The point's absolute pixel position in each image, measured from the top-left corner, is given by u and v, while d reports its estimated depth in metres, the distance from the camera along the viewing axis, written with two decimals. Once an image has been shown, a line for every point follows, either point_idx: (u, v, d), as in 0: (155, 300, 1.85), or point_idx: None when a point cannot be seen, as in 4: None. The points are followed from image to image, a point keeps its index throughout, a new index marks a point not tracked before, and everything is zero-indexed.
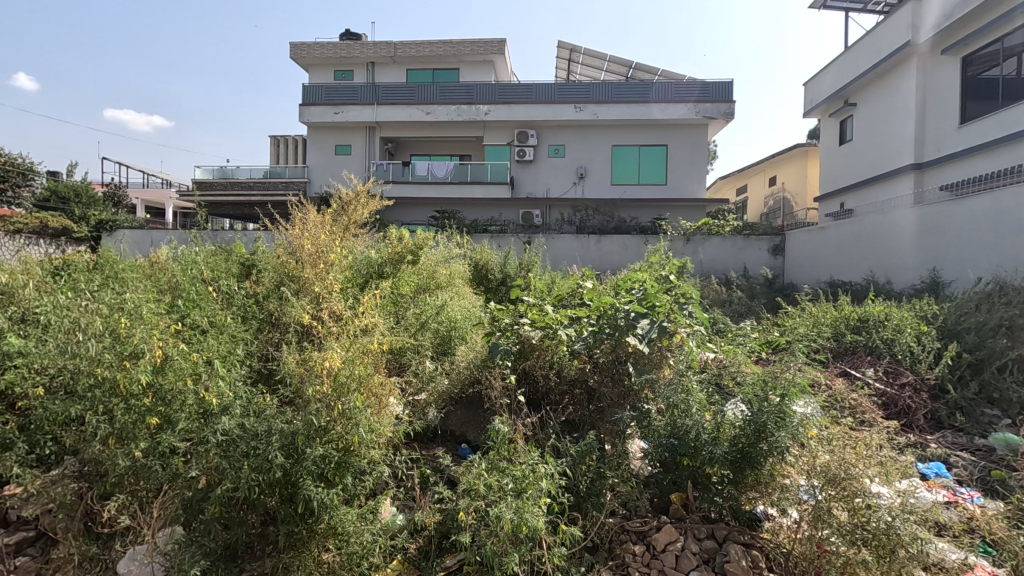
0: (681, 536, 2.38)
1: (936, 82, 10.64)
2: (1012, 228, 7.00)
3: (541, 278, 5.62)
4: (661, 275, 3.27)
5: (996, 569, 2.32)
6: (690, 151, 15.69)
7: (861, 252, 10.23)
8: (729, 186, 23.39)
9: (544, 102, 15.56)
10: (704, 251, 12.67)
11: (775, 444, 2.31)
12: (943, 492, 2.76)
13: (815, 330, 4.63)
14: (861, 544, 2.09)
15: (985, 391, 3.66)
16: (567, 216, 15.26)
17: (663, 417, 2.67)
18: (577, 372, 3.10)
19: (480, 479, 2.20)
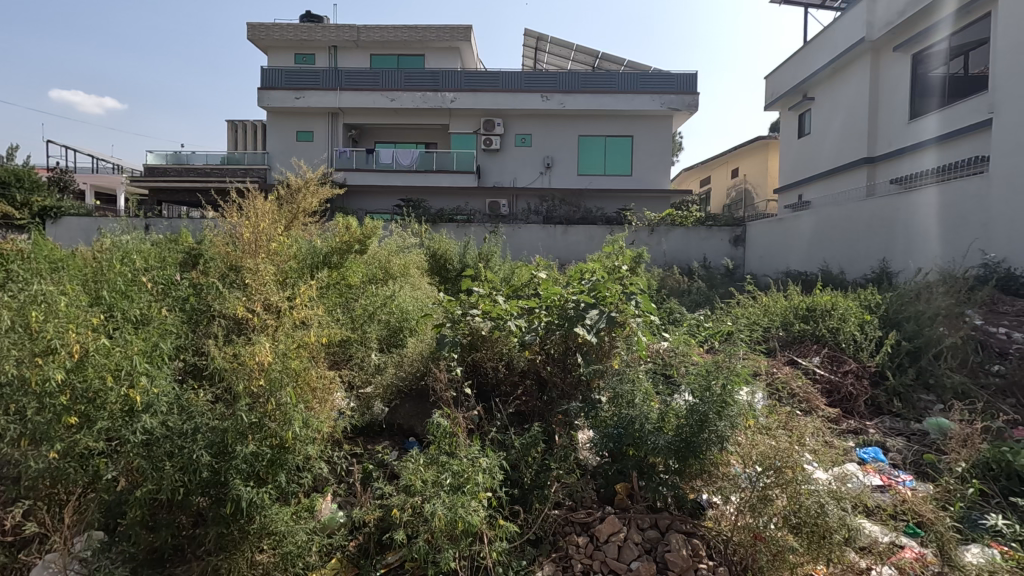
0: (623, 526, 2.37)
1: (889, 78, 10.99)
2: (954, 221, 7.47)
3: (500, 268, 5.56)
4: (613, 265, 3.25)
5: (924, 549, 2.41)
6: (655, 143, 15.81)
7: (816, 244, 10.53)
8: (694, 177, 23.73)
9: (510, 91, 15.42)
10: (666, 242, 12.83)
11: (717, 433, 2.33)
12: (878, 476, 2.87)
13: (766, 319, 4.71)
14: (794, 531, 2.12)
15: (922, 377, 3.80)
16: (534, 207, 15.25)
17: (610, 408, 2.68)
18: (526, 363, 3.07)
19: (418, 474, 2.15)
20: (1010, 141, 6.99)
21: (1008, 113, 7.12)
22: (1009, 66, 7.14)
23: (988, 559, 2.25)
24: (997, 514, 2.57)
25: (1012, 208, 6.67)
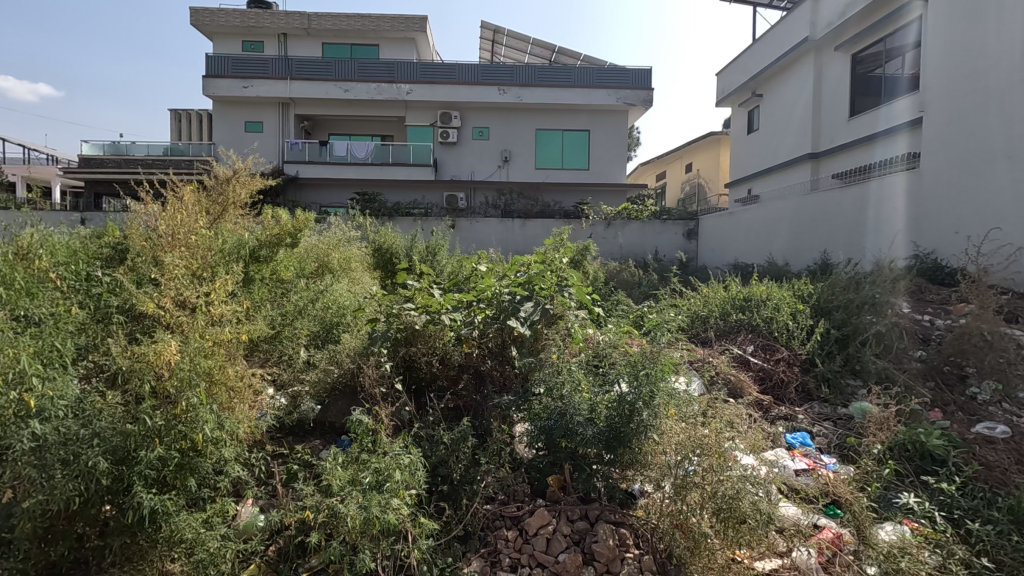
0: (553, 518, 2.36)
1: (830, 77, 11.42)
2: (887, 216, 7.90)
3: (446, 263, 5.48)
4: (549, 257, 3.25)
5: (841, 529, 2.51)
6: (611, 138, 15.99)
7: (762, 236, 10.91)
8: (649, 172, 24.15)
9: (467, 83, 15.24)
10: (622, 235, 12.95)
11: (641, 423, 2.34)
12: (805, 460, 2.98)
13: (704, 310, 4.80)
14: (715, 517, 2.13)
15: (850, 363, 3.97)
16: (492, 200, 15.17)
17: (542, 401, 2.66)
18: (463, 358, 3.00)
19: (337, 475, 2.08)
20: (936, 139, 7.37)
21: (935, 111, 7.48)
22: (938, 66, 7.47)
23: (898, 536, 2.36)
24: (910, 492, 2.70)
25: (940, 204, 7.08)
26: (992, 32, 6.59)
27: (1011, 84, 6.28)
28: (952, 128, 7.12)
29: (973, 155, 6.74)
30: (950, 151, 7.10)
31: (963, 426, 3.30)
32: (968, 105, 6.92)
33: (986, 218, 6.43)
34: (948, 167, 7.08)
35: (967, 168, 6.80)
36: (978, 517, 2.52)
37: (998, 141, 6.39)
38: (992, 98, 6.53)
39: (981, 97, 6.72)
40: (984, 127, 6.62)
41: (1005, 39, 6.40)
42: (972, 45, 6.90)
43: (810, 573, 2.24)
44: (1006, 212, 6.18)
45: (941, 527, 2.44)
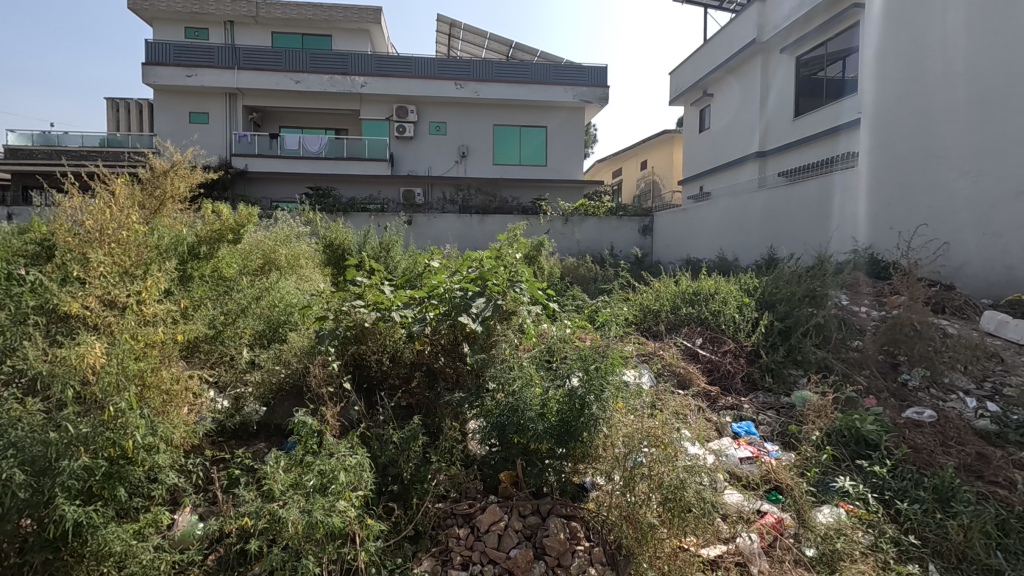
0: (504, 515, 2.35)
1: (777, 78, 11.83)
2: (828, 213, 8.26)
3: (400, 260, 5.39)
4: (500, 254, 3.24)
5: (783, 513, 2.61)
6: (567, 135, 16.12)
7: (713, 232, 11.23)
8: (605, 169, 24.50)
9: (423, 77, 15.01)
10: (580, 231, 13.07)
11: (592, 417, 2.35)
12: (749, 448, 3.08)
13: (656, 304, 4.88)
14: (663, 509, 2.17)
15: (791, 354, 4.14)
16: (449, 195, 15.04)
17: (495, 398, 2.63)
18: (414, 356, 2.94)
19: (280, 478, 2.01)
20: (871, 136, 7.60)
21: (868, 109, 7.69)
22: (870, 63, 7.66)
23: (835, 518, 2.49)
24: (846, 476, 2.83)
25: (880, 201, 7.35)
26: (926, 32, 6.79)
27: (948, 85, 6.55)
28: (885, 125, 7.35)
29: (908, 153, 7.00)
30: (885, 147, 7.34)
31: (894, 411, 3.49)
32: (900, 103, 7.14)
33: (924, 214, 6.74)
34: (884, 164, 7.35)
35: (902, 165, 7.06)
36: (907, 497, 2.67)
37: (934, 140, 6.68)
38: (927, 98, 6.78)
39: (915, 95, 6.95)
40: (919, 126, 6.88)
41: (940, 40, 6.62)
42: (904, 44, 7.08)
43: (752, 557, 2.31)
44: (944, 209, 6.51)
45: (873, 508, 2.58)
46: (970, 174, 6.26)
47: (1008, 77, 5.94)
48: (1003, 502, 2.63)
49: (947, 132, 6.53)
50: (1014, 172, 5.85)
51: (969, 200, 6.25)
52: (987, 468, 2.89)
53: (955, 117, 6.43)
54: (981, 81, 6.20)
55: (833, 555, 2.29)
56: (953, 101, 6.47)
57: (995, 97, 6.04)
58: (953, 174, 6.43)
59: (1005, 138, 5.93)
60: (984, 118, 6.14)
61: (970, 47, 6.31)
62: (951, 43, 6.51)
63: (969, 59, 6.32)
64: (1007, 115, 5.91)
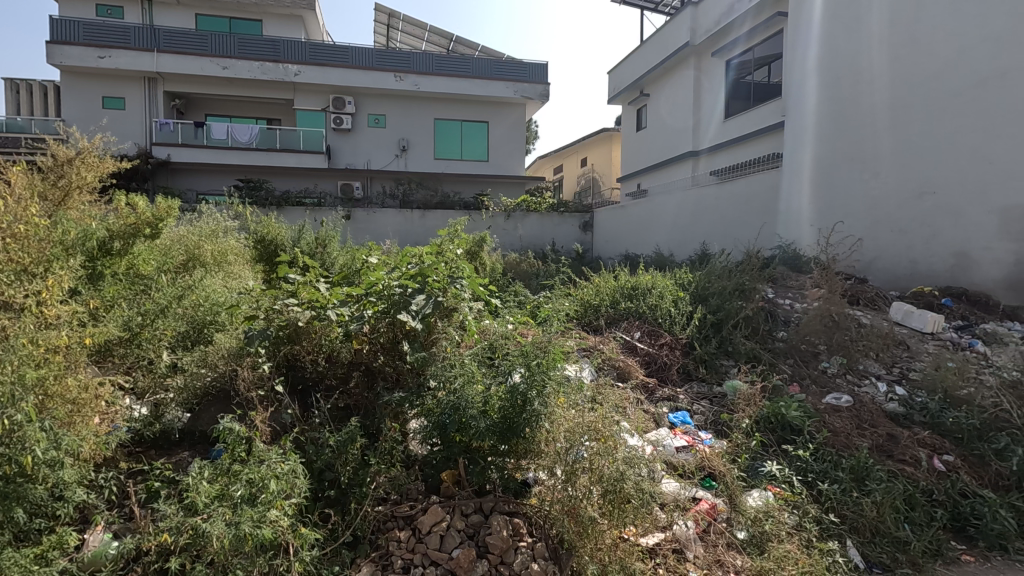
0: (446, 514, 2.32)
1: (708, 80, 12.31)
2: (755, 211, 8.70)
3: (339, 257, 5.22)
4: (441, 250, 3.18)
5: (717, 499, 2.72)
6: (508, 131, 16.15)
7: (650, 228, 11.56)
8: (546, 166, 24.73)
9: (361, 68, 14.55)
10: (522, 227, 13.06)
11: (533, 412, 2.34)
12: (684, 437, 3.19)
13: (596, 299, 4.96)
14: (603, 501, 2.19)
15: (724, 345, 4.33)
16: (390, 189, 14.70)
17: (436, 396, 2.58)
18: (352, 355, 2.82)
19: (204, 489, 1.89)
20: (796, 137, 8.10)
21: (798, 109, 8.10)
22: (802, 66, 8.07)
23: (763, 501, 2.62)
24: (773, 460, 2.99)
25: (807, 197, 7.76)
26: (852, 38, 7.22)
27: (871, 89, 6.99)
28: (813, 126, 7.76)
29: (834, 152, 7.41)
30: (812, 146, 7.75)
31: (816, 397, 3.72)
32: (827, 104, 7.56)
33: (847, 211, 7.18)
34: (811, 162, 7.75)
35: (829, 163, 7.47)
36: (827, 478, 2.85)
37: (857, 140, 7.11)
38: (850, 101, 7.27)
39: (840, 98, 7.37)
40: (844, 127, 7.30)
41: (864, 46, 7.06)
42: (833, 49, 7.51)
43: (688, 543, 2.38)
44: (865, 205, 6.95)
45: (797, 490, 2.74)
46: (889, 173, 6.71)
47: (923, 83, 6.41)
48: (910, 478, 2.86)
49: (868, 133, 6.97)
50: (926, 172, 6.32)
51: (887, 198, 6.71)
52: (896, 447, 3.12)
53: (878, 119, 6.87)
54: (900, 87, 6.66)
55: (762, 536, 2.44)
56: (876, 104, 6.91)
57: (909, 102, 6.55)
58: (875, 173, 6.89)
59: (920, 140, 6.39)
60: (902, 121, 6.60)
61: (890, 54, 6.76)
62: (874, 49, 6.95)
63: (890, 65, 6.77)
64: (922, 118, 6.38)
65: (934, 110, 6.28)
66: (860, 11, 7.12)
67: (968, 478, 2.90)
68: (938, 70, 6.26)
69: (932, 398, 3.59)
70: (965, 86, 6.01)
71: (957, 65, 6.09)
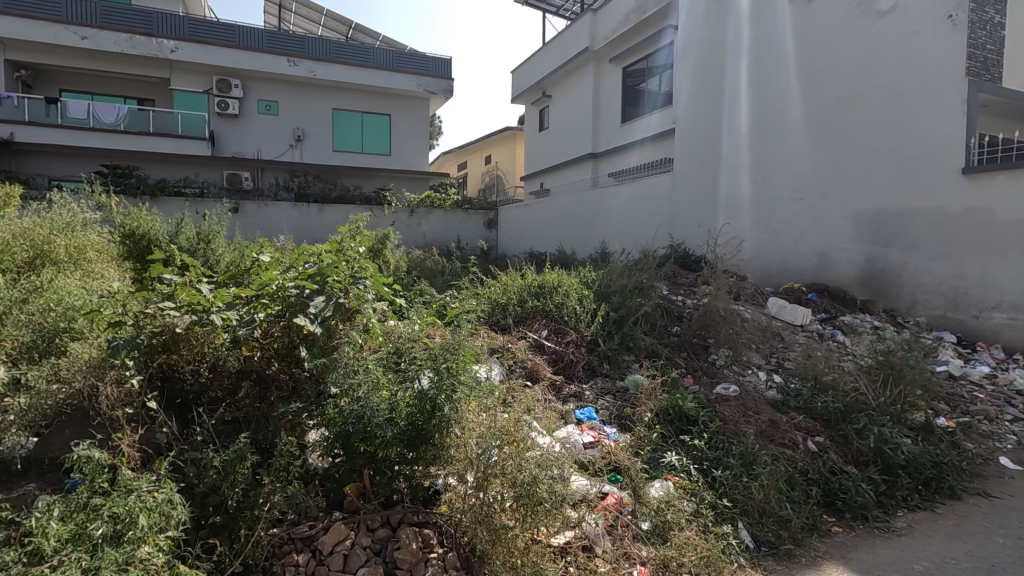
0: (351, 531, 2.19)
1: (607, 85, 12.82)
2: (651, 212, 9.19)
3: (226, 255, 4.75)
4: (340, 249, 2.97)
5: (623, 493, 2.80)
6: (412, 125, 15.78)
7: (553, 227, 11.82)
8: (450, 162, 24.52)
9: (249, 49, 13.47)
10: (426, 223, 12.78)
11: (443, 418, 2.25)
12: (591, 433, 3.26)
13: (504, 297, 4.94)
14: (516, 505, 2.16)
15: (625, 341, 4.50)
16: (283, 181, 13.77)
17: (339, 404, 2.41)
18: (240, 363, 2.56)
19: (55, 532, 1.60)
20: (686, 143, 8.72)
21: (708, 108, 8.38)
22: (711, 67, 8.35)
23: (665, 491, 2.75)
24: (672, 451, 3.14)
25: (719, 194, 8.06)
26: (743, 49, 7.84)
27: (781, 91, 7.37)
28: (709, 129, 8.34)
29: (724, 156, 8.07)
30: (722, 145, 8.12)
31: (708, 389, 3.98)
32: (739, 103, 7.87)
33: (759, 208, 7.56)
34: (725, 160, 8.06)
35: (730, 164, 7.97)
36: (720, 465, 3.04)
37: (764, 140, 7.55)
38: (734, 111, 7.96)
39: (728, 107, 8.06)
40: (756, 126, 7.64)
41: (775, 50, 7.43)
42: (720, 64, 8.20)
43: (596, 539, 2.42)
44: (769, 203, 7.42)
45: (695, 478, 2.90)
46: (797, 172, 7.12)
47: (827, 88, 6.82)
48: (789, 460, 3.12)
49: (779, 133, 7.35)
50: (829, 172, 6.74)
51: (795, 196, 7.12)
52: (777, 432, 3.39)
53: (788, 119, 7.24)
54: (794, 93, 7.22)
55: (664, 526, 2.55)
56: (786, 106, 7.29)
57: (783, 115, 7.32)
58: (779, 173, 7.32)
59: (825, 141, 6.79)
60: (778, 133, 7.36)
61: (793, 61, 7.22)
62: (784, 53, 7.32)
63: (799, 69, 7.15)
64: (803, 125, 7.06)
65: (813, 118, 6.96)
66: (742, 32, 7.85)
67: (835, 456, 3.24)
68: (806, 88, 7.07)
69: (804, 385, 3.97)
70: (838, 96, 6.68)
71: (828, 79, 6.81)
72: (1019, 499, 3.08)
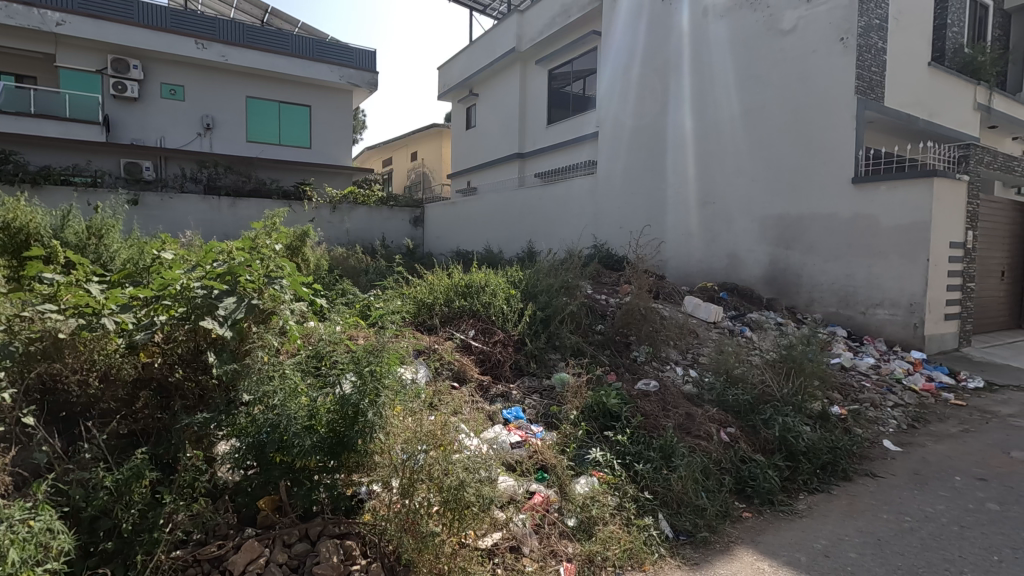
0: (265, 548, 2.07)
1: (533, 87, 12.98)
2: (575, 213, 9.39)
3: (121, 252, 4.31)
4: (253, 246, 2.77)
5: (549, 490, 2.83)
6: (333, 118, 15.19)
7: (480, 225, 11.83)
8: (374, 158, 23.87)
9: (150, 27, 12.36)
10: (349, 220, 12.34)
11: (368, 424, 2.15)
12: (518, 432, 3.28)
13: (430, 297, 4.84)
14: (443, 510, 2.11)
15: (552, 340, 4.57)
16: (190, 171, 12.79)
17: (251, 413, 2.25)
18: (138, 370, 2.32)
19: None
20: (609, 146, 8.99)
21: (636, 111, 8.56)
22: (643, 71, 8.47)
23: (590, 487, 2.82)
24: (597, 446, 3.22)
25: (648, 196, 8.23)
26: (661, 58, 8.17)
27: (710, 96, 7.57)
28: (630, 134, 8.65)
29: (643, 160, 8.39)
30: (642, 150, 8.43)
31: (630, 385, 4.13)
32: (658, 110, 8.21)
33: (688, 210, 7.75)
34: (643, 164, 8.38)
35: (648, 168, 8.30)
36: (641, 458, 3.14)
37: (679, 147, 7.90)
38: (653, 118, 8.29)
39: (648, 113, 8.38)
40: (679, 131, 7.90)
41: (704, 56, 7.64)
42: (640, 72, 8.51)
43: (524, 540, 2.41)
44: (684, 207, 7.80)
45: (618, 472, 2.99)
46: (722, 176, 7.39)
47: (753, 95, 7.08)
48: (705, 452, 3.28)
49: (694, 140, 7.73)
50: (755, 176, 7.00)
51: (725, 198, 7.35)
52: (694, 424, 3.55)
53: (705, 126, 7.59)
54: (706, 103, 7.61)
55: (589, 521, 2.62)
56: (714, 111, 7.50)
57: (697, 123, 7.69)
58: (694, 178, 7.70)
59: (752, 146, 7.04)
60: (693, 141, 7.74)
61: (706, 72, 7.61)
62: (710, 61, 7.55)
63: (714, 79, 7.51)
64: (715, 134, 7.47)
65: (723, 127, 7.38)
66: (660, 41, 8.17)
67: (745, 446, 3.46)
68: (717, 98, 7.48)
69: (717, 378, 4.21)
70: (746, 108, 7.13)
71: (737, 91, 7.25)
72: (899, 476, 3.43)
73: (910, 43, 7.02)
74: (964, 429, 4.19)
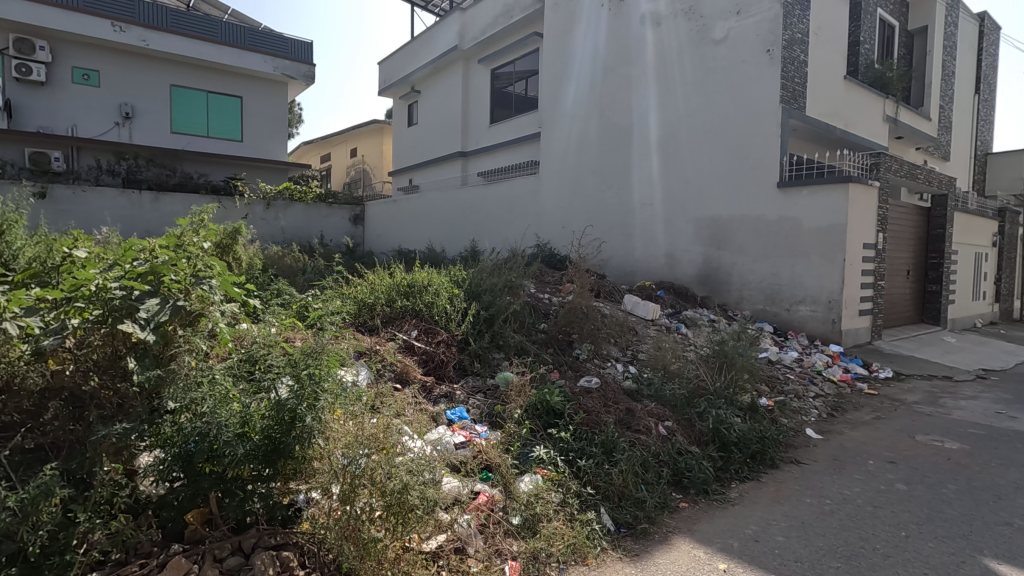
0: (193, 564, 1.96)
1: (476, 86, 12.93)
2: (519, 212, 9.43)
3: (24, 250, 3.92)
4: (177, 243, 2.62)
5: (493, 490, 2.83)
6: (267, 110, 14.54)
7: (422, 224, 11.68)
8: (311, 153, 23.06)
9: (58, 4, 11.37)
10: (285, 218, 11.82)
11: (305, 430, 2.07)
12: (462, 433, 3.26)
13: (370, 297, 4.73)
14: (385, 514, 2.06)
15: (495, 339, 4.58)
16: (106, 163, 11.89)
17: (177, 420, 2.10)
18: (47, 379, 2.09)
19: None
20: (553, 147, 9.09)
21: (579, 113, 8.70)
22: (585, 73, 8.62)
23: (533, 485, 2.84)
24: (541, 444, 3.26)
25: (591, 197, 8.41)
26: (603, 62, 8.35)
27: (650, 99, 7.81)
28: (573, 135, 8.78)
29: (586, 161, 8.54)
30: (584, 151, 8.58)
31: (571, 382, 4.20)
32: (600, 113, 8.38)
33: (630, 211, 7.95)
34: (586, 165, 8.54)
35: (590, 169, 8.47)
36: (584, 454, 3.20)
37: (621, 149, 8.11)
38: (595, 120, 8.46)
39: (590, 116, 8.54)
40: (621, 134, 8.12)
41: (643, 61, 7.89)
42: (582, 75, 8.66)
43: (469, 540, 2.40)
44: (625, 207, 8.00)
45: (561, 469, 3.03)
46: (661, 179, 7.65)
47: (689, 100, 7.38)
48: (644, 446, 3.38)
49: (635, 143, 7.96)
50: (693, 178, 7.28)
51: (664, 199, 7.60)
52: (633, 419, 3.66)
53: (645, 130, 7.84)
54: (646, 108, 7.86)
55: (534, 518, 2.64)
56: (654, 114, 7.75)
57: (638, 127, 7.93)
58: (634, 180, 7.94)
59: (689, 150, 7.33)
60: (633, 144, 7.97)
61: (646, 78, 7.86)
62: (651, 66, 7.80)
63: (654, 85, 7.77)
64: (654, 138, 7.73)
65: (662, 132, 7.66)
66: (601, 45, 8.36)
67: (682, 438, 3.59)
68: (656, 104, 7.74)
69: (655, 374, 4.35)
70: (683, 114, 7.42)
71: (674, 97, 7.54)
72: (820, 462, 3.68)
73: (829, 57, 7.51)
74: (876, 416, 4.55)
